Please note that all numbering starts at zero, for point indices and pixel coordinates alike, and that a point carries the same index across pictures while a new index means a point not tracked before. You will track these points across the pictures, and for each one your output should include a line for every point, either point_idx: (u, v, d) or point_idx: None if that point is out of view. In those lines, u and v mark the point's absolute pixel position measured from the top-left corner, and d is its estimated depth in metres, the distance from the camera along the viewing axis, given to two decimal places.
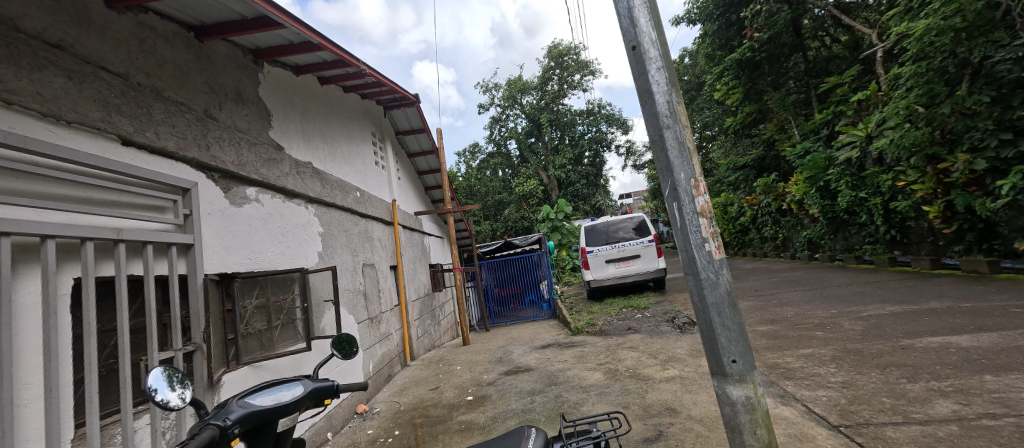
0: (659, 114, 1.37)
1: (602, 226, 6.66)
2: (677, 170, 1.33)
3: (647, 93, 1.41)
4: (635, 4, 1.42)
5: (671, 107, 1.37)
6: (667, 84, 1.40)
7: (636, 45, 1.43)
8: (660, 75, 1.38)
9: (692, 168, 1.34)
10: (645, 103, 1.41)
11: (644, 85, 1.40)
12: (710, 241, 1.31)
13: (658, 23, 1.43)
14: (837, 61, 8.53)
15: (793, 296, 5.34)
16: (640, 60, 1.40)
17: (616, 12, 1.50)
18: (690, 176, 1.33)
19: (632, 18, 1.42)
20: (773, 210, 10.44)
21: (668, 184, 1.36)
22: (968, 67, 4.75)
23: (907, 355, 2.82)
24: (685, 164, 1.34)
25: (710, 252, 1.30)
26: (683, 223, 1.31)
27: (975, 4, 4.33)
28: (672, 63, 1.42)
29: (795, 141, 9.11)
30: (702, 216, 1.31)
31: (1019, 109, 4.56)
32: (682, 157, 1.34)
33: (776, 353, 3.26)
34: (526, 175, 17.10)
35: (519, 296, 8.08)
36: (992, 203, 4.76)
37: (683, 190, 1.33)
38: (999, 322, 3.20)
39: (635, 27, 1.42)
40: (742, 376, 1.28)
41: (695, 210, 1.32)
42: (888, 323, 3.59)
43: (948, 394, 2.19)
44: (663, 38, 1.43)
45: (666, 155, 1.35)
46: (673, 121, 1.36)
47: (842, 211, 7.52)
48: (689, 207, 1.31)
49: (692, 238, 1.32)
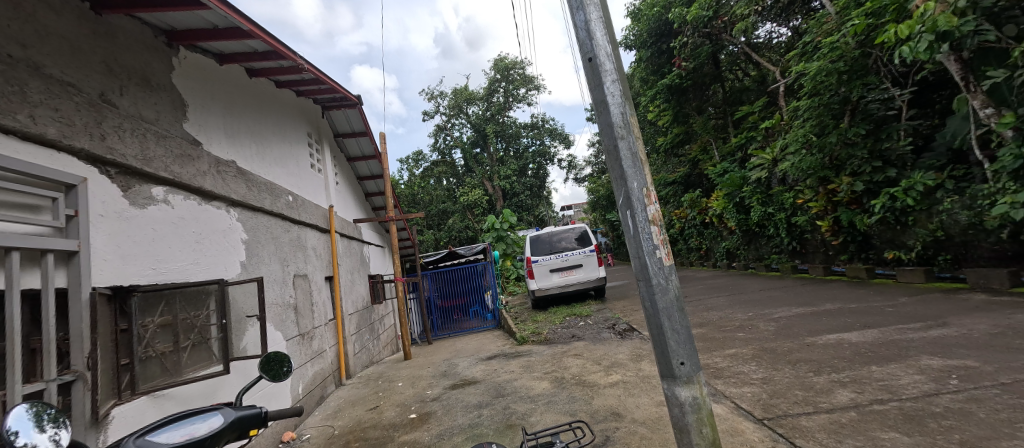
0: (613, 125, 1.42)
1: (546, 236, 6.80)
2: (630, 179, 1.39)
3: (602, 104, 1.46)
4: (592, 18, 1.48)
5: (625, 119, 1.43)
6: (621, 96, 1.46)
7: (592, 56, 1.47)
8: (616, 87, 1.43)
9: (644, 177, 1.40)
10: (601, 114, 1.46)
11: (600, 96, 1.45)
12: (660, 248, 1.37)
13: (613, 38, 1.49)
14: (749, 93, 9.84)
15: (718, 301, 5.84)
16: (596, 72, 1.45)
17: (572, 25, 1.54)
18: (643, 185, 1.39)
19: (590, 32, 1.47)
20: (697, 223, 11.41)
21: (621, 193, 1.41)
22: (848, 105, 5.59)
23: (812, 350, 3.19)
24: (638, 173, 1.39)
25: (660, 259, 1.36)
26: (637, 231, 1.36)
27: (852, 52, 5.22)
28: (625, 76, 1.48)
29: (716, 162, 10.15)
30: (653, 224, 1.37)
31: (884, 141, 5.48)
32: (637, 167, 1.40)
33: (707, 354, 3.51)
34: (471, 185, 17.04)
35: (465, 307, 7.87)
36: (868, 219, 5.60)
37: (636, 197, 1.38)
38: (878, 320, 3.75)
39: (591, 39, 1.47)
40: (689, 377, 1.34)
41: (648, 218, 1.37)
42: (794, 323, 4.06)
43: (846, 383, 2.50)
44: (617, 52, 1.49)
45: (621, 165, 1.40)
46: (627, 132, 1.42)
47: (754, 224, 8.45)
48: (641, 215, 1.37)
49: (644, 244, 1.36)
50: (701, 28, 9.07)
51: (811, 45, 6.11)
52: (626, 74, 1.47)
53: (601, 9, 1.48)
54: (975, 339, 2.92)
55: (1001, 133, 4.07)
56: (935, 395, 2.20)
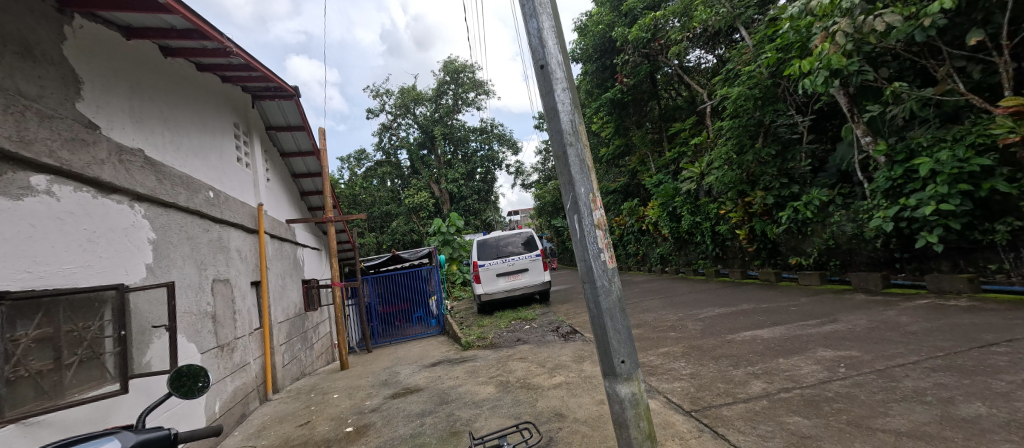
0: (562, 131, 1.47)
1: (492, 240, 6.81)
2: (578, 185, 1.44)
3: (553, 111, 1.50)
4: (544, 26, 1.52)
5: (574, 126, 1.48)
6: (571, 104, 1.51)
7: (544, 64, 1.51)
8: (566, 94, 1.48)
9: (591, 183, 1.45)
10: (550, 120, 1.50)
11: (551, 103, 1.49)
12: (605, 251, 1.43)
13: (564, 47, 1.55)
14: (681, 111, 10.68)
15: (653, 303, 6.21)
16: (547, 78, 1.49)
17: (525, 32, 1.58)
18: (589, 191, 1.45)
19: (542, 39, 1.51)
20: (635, 230, 12.06)
21: (569, 198, 1.46)
22: (762, 128, 6.28)
23: (733, 346, 3.50)
24: (584, 179, 1.45)
25: (604, 262, 1.42)
26: (584, 234, 1.41)
27: (765, 80, 5.91)
28: (574, 85, 1.54)
29: (653, 173, 10.86)
30: (599, 228, 1.43)
31: (789, 161, 6.25)
32: (585, 173, 1.45)
33: (643, 353, 3.71)
34: (417, 187, 16.62)
35: (407, 313, 7.62)
36: (777, 229, 6.28)
37: (583, 202, 1.43)
38: (786, 318, 4.22)
39: (543, 47, 1.51)
40: (629, 374, 1.41)
41: (594, 222, 1.43)
42: (718, 322, 4.44)
43: (760, 375, 2.78)
44: (567, 61, 1.55)
45: (569, 170, 1.45)
46: (575, 139, 1.47)
47: (684, 232, 9.14)
48: (587, 220, 1.42)
49: (590, 248, 1.42)
50: (641, 48, 9.70)
51: (733, 72, 6.85)
52: (575, 83, 1.53)
53: (553, 19, 1.53)
54: (859, 332, 3.39)
55: (877, 159, 4.74)
56: (828, 382, 2.51)
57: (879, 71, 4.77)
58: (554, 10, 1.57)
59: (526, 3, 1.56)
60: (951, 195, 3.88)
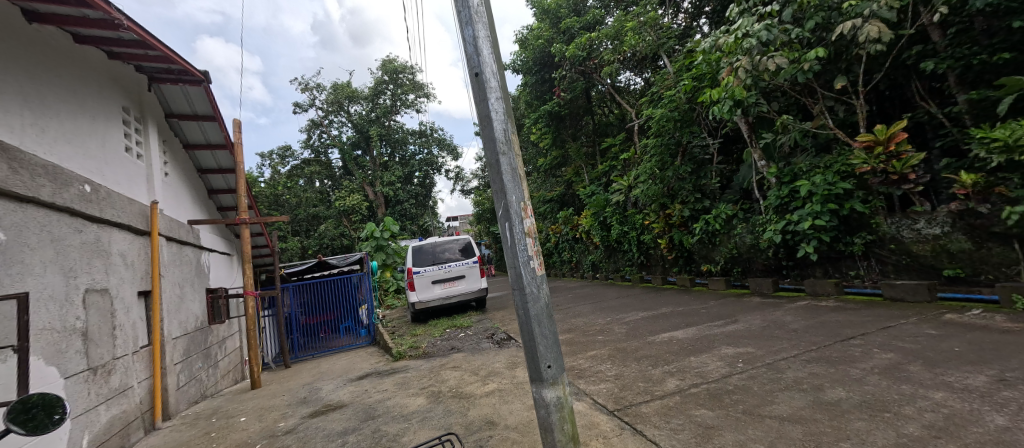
0: (496, 140, 1.52)
1: (428, 246, 6.70)
2: (509, 193, 1.50)
3: (486, 119, 1.55)
4: (480, 36, 1.57)
5: (507, 135, 1.54)
6: (505, 114, 1.57)
7: (478, 72, 1.56)
8: (499, 104, 1.54)
9: (522, 192, 1.52)
10: (484, 127, 1.54)
11: (485, 110, 1.53)
12: (534, 259, 1.50)
13: (499, 57, 1.60)
14: (612, 127, 11.40)
15: (583, 308, 6.52)
16: (481, 86, 1.54)
17: (461, 40, 1.61)
18: (520, 199, 1.51)
19: (477, 48, 1.55)
20: (570, 238, 12.52)
21: (502, 205, 1.51)
22: (680, 147, 7.09)
23: (652, 347, 3.80)
24: (516, 188, 1.51)
25: (533, 269, 1.49)
26: (514, 242, 1.47)
27: (682, 105, 6.61)
28: (507, 95, 1.60)
29: (587, 184, 11.45)
30: (528, 236, 1.50)
31: (702, 178, 7.04)
32: (516, 182, 1.51)
33: (573, 357, 3.88)
34: (349, 189, 15.81)
35: (334, 324, 7.18)
36: (691, 239, 6.96)
37: (514, 210, 1.49)
38: (698, 319, 4.68)
39: (478, 55, 1.55)
40: (555, 378, 1.49)
41: (524, 230, 1.50)
42: (640, 325, 4.79)
43: (674, 373, 3.06)
44: (501, 71, 1.61)
45: (501, 178, 1.50)
46: (508, 149, 1.53)
47: (613, 240, 9.72)
48: (518, 227, 1.49)
49: (520, 255, 1.48)
50: (577, 65, 10.21)
51: (657, 94, 7.56)
52: (508, 93, 1.59)
53: (488, 29, 1.59)
54: (755, 331, 3.87)
55: (769, 179, 5.50)
56: (729, 376, 2.84)
57: (771, 103, 5.53)
58: (489, 21, 1.63)
59: (462, 9, 1.60)
60: (822, 212, 4.60)
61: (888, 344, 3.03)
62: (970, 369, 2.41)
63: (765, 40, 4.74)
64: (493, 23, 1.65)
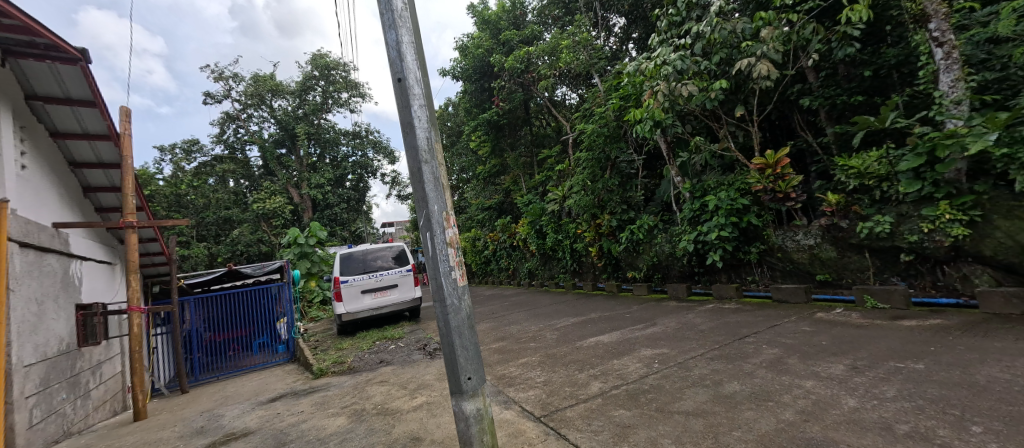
0: (418, 148, 1.54)
1: (359, 254, 6.42)
2: (432, 202, 1.52)
3: (409, 125, 1.56)
4: (404, 41, 1.58)
5: (430, 144, 1.57)
6: (428, 123, 1.60)
7: (402, 77, 1.57)
8: (423, 111, 1.56)
9: (445, 202, 1.56)
10: (407, 135, 1.55)
11: (407, 117, 1.55)
12: (455, 269, 1.54)
13: (423, 65, 1.63)
14: (549, 139, 11.84)
15: (518, 315, 6.64)
16: (404, 92, 1.55)
17: (385, 44, 1.62)
18: (443, 209, 1.54)
19: (401, 53, 1.57)
20: (507, 245, 12.64)
21: (423, 215, 1.53)
22: (609, 162, 7.60)
23: (579, 352, 3.99)
24: (438, 197, 1.54)
25: (455, 279, 1.53)
26: (436, 253, 1.49)
27: (610, 122, 7.16)
28: (431, 103, 1.63)
29: (524, 193, 11.77)
30: (450, 247, 1.54)
31: (628, 190, 7.62)
32: (439, 192, 1.55)
33: (504, 365, 3.95)
34: (270, 191, 14.59)
35: (246, 340, 6.48)
36: (618, 247, 7.43)
37: (436, 220, 1.52)
38: (622, 323, 5.00)
39: (401, 61, 1.57)
40: (475, 390, 1.53)
41: (446, 241, 1.53)
42: (570, 330, 5.01)
43: (597, 376, 3.24)
44: (426, 78, 1.63)
45: (424, 187, 1.53)
46: (431, 158, 1.56)
47: (548, 248, 10.02)
48: (440, 237, 1.52)
49: (441, 266, 1.51)
50: (516, 76, 10.49)
51: (589, 110, 8.09)
52: (431, 101, 1.62)
53: (412, 35, 1.61)
54: (670, 333, 4.23)
55: (684, 193, 6.07)
56: (645, 376, 3.08)
57: (685, 124, 6.13)
58: (414, 28, 1.65)
59: (386, 13, 1.61)
60: (726, 225, 5.18)
61: (774, 340, 3.48)
62: (833, 360, 2.87)
63: (680, 68, 5.32)
64: (418, 31, 1.67)
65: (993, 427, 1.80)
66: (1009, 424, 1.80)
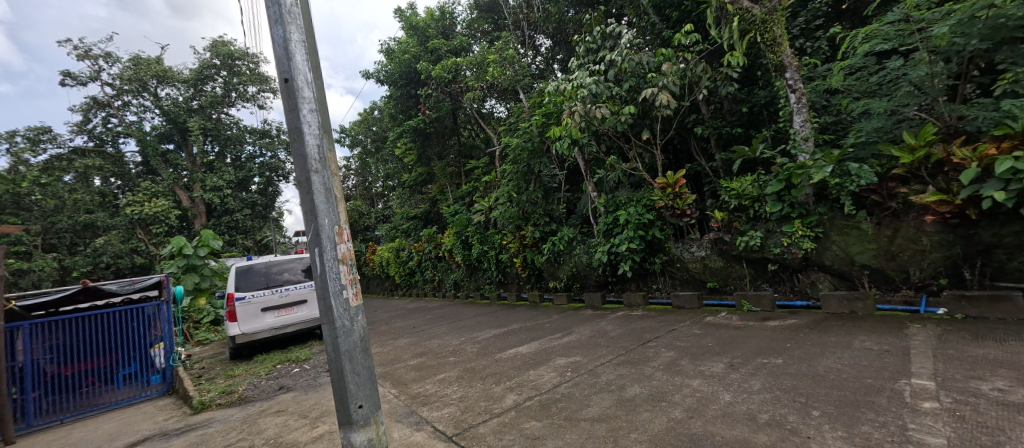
0: (308, 157, 1.49)
1: (261, 267, 5.83)
2: (322, 216, 1.47)
3: (297, 131, 1.50)
4: (293, 41, 1.54)
5: (321, 153, 1.53)
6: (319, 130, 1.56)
7: (290, 78, 1.52)
8: (313, 117, 1.53)
9: (337, 216, 1.52)
10: (294, 140, 1.50)
11: (295, 122, 1.50)
12: (348, 288, 1.50)
13: (315, 68, 1.61)
14: (477, 150, 11.93)
15: (439, 329, 6.50)
16: (293, 95, 1.50)
17: (271, 40, 1.55)
18: (334, 224, 1.51)
19: (289, 53, 1.52)
20: (432, 256, 12.31)
21: (311, 228, 1.46)
22: (533, 175, 7.84)
23: (496, 365, 4.01)
24: (330, 211, 1.50)
25: (347, 299, 1.48)
26: (325, 270, 1.44)
27: (534, 137, 7.46)
28: (324, 109, 1.60)
29: (450, 203, 11.66)
30: (342, 264, 1.50)
31: (551, 203, 7.91)
32: (330, 206, 1.51)
33: (420, 383, 3.82)
34: (151, 191, 12.63)
35: (107, 372, 4.72)
36: (540, 258, 7.66)
37: (327, 235, 1.47)
38: (541, 333, 5.15)
39: (290, 61, 1.52)
40: (367, 418, 1.49)
41: (337, 257, 1.48)
42: (490, 342, 5.02)
43: (513, 388, 3.28)
44: (318, 82, 1.60)
45: (314, 199, 1.47)
46: (322, 168, 1.52)
47: (473, 259, 9.97)
48: (330, 254, 1.47)
49: (332, 284, 1.46)
50: (443, 86, 10.45)
51: (515, 124, 8.38)
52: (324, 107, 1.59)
53: (303, 34, 1.58)
54: (583, 341, 4.45)
55: (600, 208, 6.46)
56: (558, 386, 3.19)
57: (600, 144, 6.58)
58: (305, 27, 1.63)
59: (273, 8, 1.55)
60: (635, 238, 5.63)
61: (671, 344, 3.83)
62: (716, 359, 3.23)
63: (595, 92, 5.74)
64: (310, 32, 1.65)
65: (827, 410, 2.16)
66: (838, 407, 2.18)
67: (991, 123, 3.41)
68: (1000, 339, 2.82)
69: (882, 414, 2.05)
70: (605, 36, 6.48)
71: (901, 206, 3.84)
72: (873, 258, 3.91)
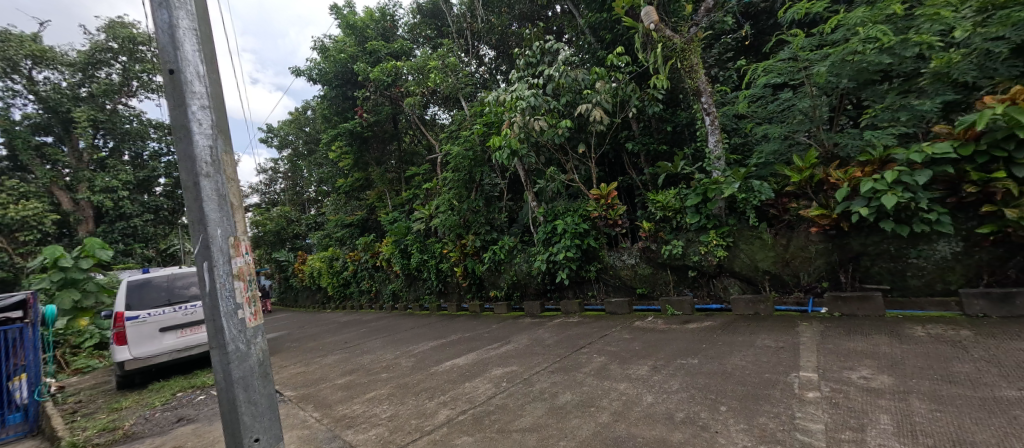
0: (198, 159, 1.64)
1: (160, 280, 5.16)
2: (215, 226, 1.62)
3: (186, 129, 1.64)
4: (182, 31, 1.68)
5: (214, 155, 1.68)
6: (212, 128, 1.71)
7: (176, 71, 1.65)
8: (205, 116, 1.67)
9: (233, 228, 1.68)
10: (183, 139, 1.64)
11: (184, 119, 1.64)
12: (244, 308, 1.66)
13: (207, 60, 1.74)
14: (419, 156, 11.68)
15: (373, 344, 6.18)
16: (182, 91, 1.64)
17: (155, 25, 1.66)
18: (229, 235, 1.66)
19: (177, 44, 1.66)
20: (368, 266, 11.70)
21: (202, 239, 1.61)
22: (474, 183, 7.80)
23: (430, 379, 3.90)
24: (224, 224, 1.65)
25: (244, 319, 1.65)
26: (218, 288, 1.59)
27: (475, 146, 7.44)
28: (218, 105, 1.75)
29: (388, 210, 11.23)
30: (238, 280, 1.66)
31: (493, 212, 7.92)
32: (224, 216, 1.66)
33: (347, 403, 3.59)
34: (21, 190, 10.73)
35: None
36: (481, 267, 7.60)
37: (219, 247, 1.62)
38: (479, 343, 5.11)
39: (177, 51, 1.66)
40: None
41: (231, 272, 1.64)
42: (426, 356, 4.87)
43: (446, 403, 3.20)
44: (210, 76, 1.74)
45: (205, 210, 1.61)
46: (214, 172, 1.67)
47: (413, 268, 9.65)
48: (224, 268, 1.62)
49: (227, 304, 1.62)
50: (382, 89, 10.15)
51: (457, 131, 8.29)
52: (217, 101, 1.74)
53: (193, 21, 1.72)
54: (520, 350, 4.48)
55: (539, 217, 6.59)
56: (492, 397, 3.16)
57: (539, 155, 6.74)
58: (197, 12, 1.75)
59: None
60: (571, 247, 5.80)
61: (602, 349, 3.99)
62: (641, 362, 3.41)
63: (534, 105, 5.90)
64: (204, 21, 1.78)
65: (732, 405, 2.37)
66: (741, 401, 2.40)
67: (858, 149, 4.02)
68: (868, 334, 3.29)
69: (776, 405, 2.28)
70: (543, 51, 6.72)
71: (794, 218, 4.38)
72: (772, 264, 4.40)
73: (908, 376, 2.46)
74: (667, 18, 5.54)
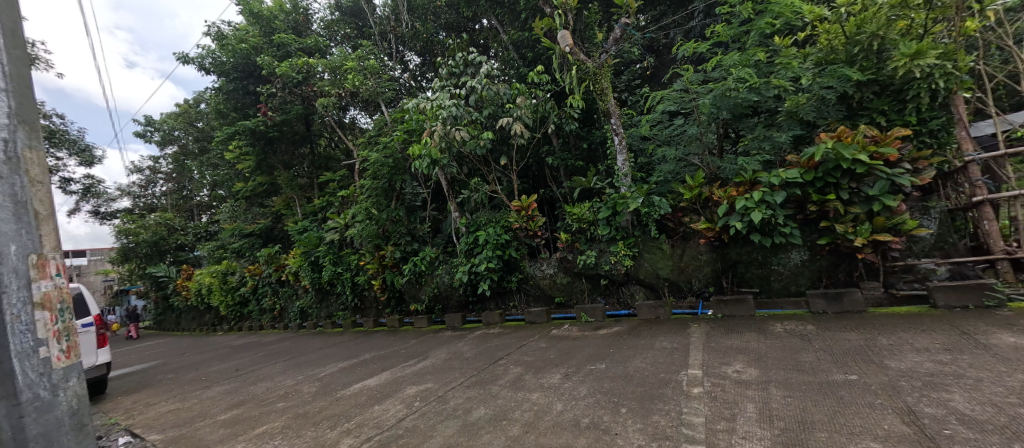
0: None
1: None
2: (8, 243, 1.59)
3: None
4: None
5: (14, 151, 1.64)
6: (10, 119, 1.65)
7: None
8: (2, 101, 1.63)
9: (35, 249, 1.66)
10: None
11: None
12: (50, 347, 1.65)
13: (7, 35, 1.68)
14: (334, 161, 10.95)
15: (271, 369, 5.57)
16: None
17: None
18: (30, 254, 1.64)
19: None
20: (272, 281, 10.54)
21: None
22: (394, 192, 7.53)
23: (335, 405, 3.61)
24: (24, 243, 1.63)
25: (47, 359, 1.64)
26: (11, 320, 1.56)
27: (396, 153, 7.21)
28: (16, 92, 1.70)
29: (297, 218, 10.29)
30: (42, 312, 1.64)
31: (414, 222, 7.70)
32: (20, 230, 1.62)
33: (232, 441, 3.16)
34: None
35: None
36: (401, 279, 7.29)
37: (16, 269, 1.60)
38: (394, 361, 4.89)
39: None
40: None
41: (32, 301, 1.62)
42: (333, 379, 4.52)
43: (350, 430, 2.99)
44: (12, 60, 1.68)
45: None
46: (10, 174, 1.63)
47: (324, 282, 8.92)
48: (23, 298, 1.60)
49: (25, 340, 1.59)
50: (291, 87, 9.32)
51: (376, 137, 7.95)
52: (18, 85, 1.69)
53: None
54: (438, 365, 4.38)
55: (461, 228, 6.56)
56: (402, 419, 3.03)
57: (462, 166, 6.74)
58: None
59: None
60: (493, 258, 5.86)
61: (519, 359, 4.06)
62: (555, 370, 3.55)
63: (456, 115, 5.96)
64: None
65: (631, 406, 2.57)
66: (639, 401, 2.62)
67: (734, 172, 4.70)
68: (741, 332, 3.81)
69: (667, 403, 2.53)
70: (467, 63, 6.80)
71: (688, 231, 4.94)
72: (670, 272, 4.90)
73: (768, 368, 2.90)
74: (581, 44, 5.97)
